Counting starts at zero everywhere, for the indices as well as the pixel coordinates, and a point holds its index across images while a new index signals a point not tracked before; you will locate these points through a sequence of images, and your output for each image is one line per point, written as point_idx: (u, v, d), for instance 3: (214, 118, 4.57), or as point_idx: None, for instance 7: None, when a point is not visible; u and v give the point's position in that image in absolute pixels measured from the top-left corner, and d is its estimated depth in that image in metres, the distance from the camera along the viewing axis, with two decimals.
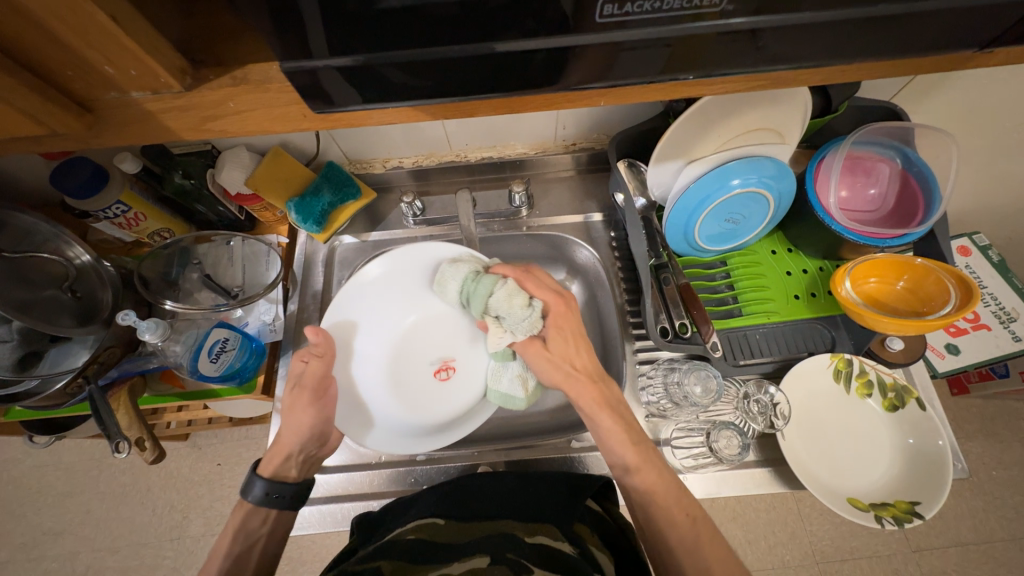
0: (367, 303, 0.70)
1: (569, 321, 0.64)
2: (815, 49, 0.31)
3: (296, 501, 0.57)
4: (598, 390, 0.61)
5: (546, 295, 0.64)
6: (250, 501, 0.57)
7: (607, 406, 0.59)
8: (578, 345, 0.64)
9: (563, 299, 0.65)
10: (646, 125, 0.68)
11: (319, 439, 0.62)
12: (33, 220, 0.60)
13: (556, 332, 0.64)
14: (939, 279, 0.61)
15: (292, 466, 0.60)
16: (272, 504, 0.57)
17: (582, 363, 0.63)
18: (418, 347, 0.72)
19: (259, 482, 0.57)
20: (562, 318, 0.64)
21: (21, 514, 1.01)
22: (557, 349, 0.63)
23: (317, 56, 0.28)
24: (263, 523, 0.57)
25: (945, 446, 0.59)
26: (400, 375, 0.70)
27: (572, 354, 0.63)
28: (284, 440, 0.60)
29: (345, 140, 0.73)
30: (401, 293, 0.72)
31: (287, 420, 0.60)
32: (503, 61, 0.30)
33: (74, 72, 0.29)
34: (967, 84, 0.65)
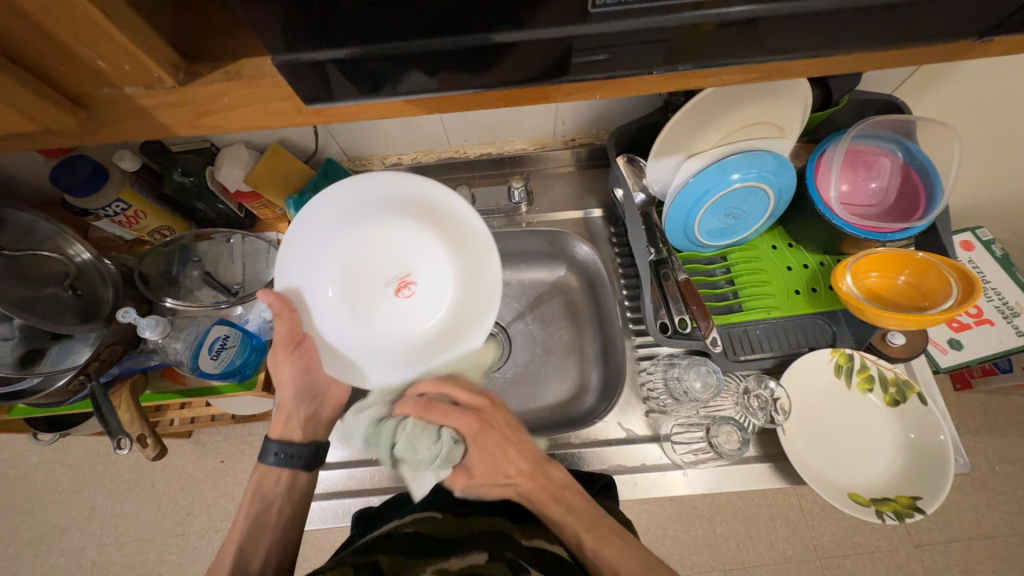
0: (302, 246, 0.61)
1: (495, 430, 0.59)
2: (814, 40, 0.31)
3: (308, 462, 0.61)
4: (541, 488, 0.55)
5: (456, 420, 0.57)
6: (265, 463, 0.61)
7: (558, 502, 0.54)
8: (506, 459, 0.57)
9: (480, 416, 0.59)
10: (646, 120, 0.67)
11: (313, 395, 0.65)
12: (32, 218, 0.61)
13: (483, 438, 0.57)
14: (941, 274, 0.60)
15: (298, 425, 0.63)
16: (289, 466, 0.60)
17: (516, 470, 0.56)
18: (371, 276, 0.64)
19: (272, 444, 0.61)
20: (483, 438, 0.57)
21: (27, 510, 1.02)
22: (483, 472, 0.56)
23: (312, 49, 0.28)
24: (277, 483, 0.60)
25: (946, 441, 0.59)
26: (367, 309, 0.63)
27: (502, 465, 0.57)
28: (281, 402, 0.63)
29: (344, 137, 0.73)
30: (334, 224, 0.62)
31: (278, 384, 0.63)
32: (498, 53, 0.30)
33: (66, 68, 0.29)
34: (969, 76, 0.65)
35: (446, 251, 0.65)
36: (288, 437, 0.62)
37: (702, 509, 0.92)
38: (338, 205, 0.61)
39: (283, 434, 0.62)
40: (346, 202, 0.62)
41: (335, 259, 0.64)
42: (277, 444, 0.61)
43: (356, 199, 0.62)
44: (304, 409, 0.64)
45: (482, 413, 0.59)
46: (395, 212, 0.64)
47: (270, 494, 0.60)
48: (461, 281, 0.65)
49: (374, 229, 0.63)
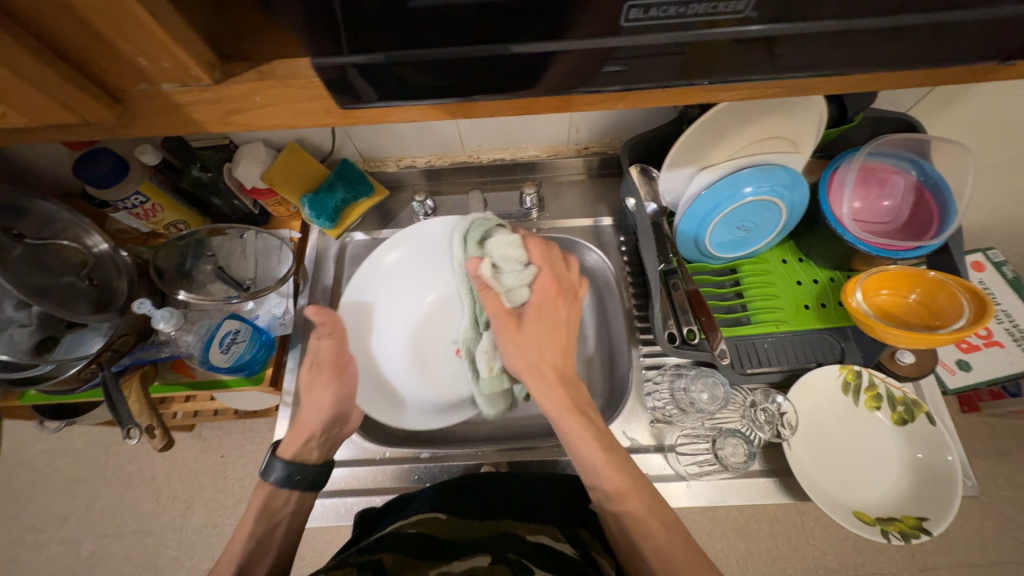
0: (392, 287, 0.74)
1: (572, 312, 0.61)
2: (837, 58, 0.31)
3: (316, 484, 0.59)
4: (566, 393, 0.56)
5: (569, 274, 0.62)
6: (270, 481, 0.58)
7: (577, 414, 0.55)
8: (562, 341, 0.59)
9: (573, 294, 0.61)
10: (660, 131, 0.68)
11: (339, 419, 0.62)
12: (54, 208, 0.62)
13: (564, 309, 0.60)
14: (953, 294, 0.60)
15: (314, 447, 0.61)
16: (293, 486, 0.58)
17: (567, 362, 0.59)
18: (433, 326, 0.73)
19: (280, 464, 0.58)
20: (554, 308, 0.60)
21: (28, 498, 1.02)
22: (536, 334, 0.58)
23: (338, 53, 0.29)
24: (287, 502, 0.59)
25: (955, 462, 0.58)
26: (424, 352, 0.72)
27: (562, 349, 0.59)
28: (306, 422, 0.60)
29: (360, 138, 0.74)
30: (423, 278, 0.74)
31: (309, 402, 0.60)
32: (521, 63, 0.31)
33: (107, 63, 0.30)
34: (983, 98, 0.65)
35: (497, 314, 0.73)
36: (301, 458, 0.60)
37: (703, 523, 0.91)
38: (430, 261, 0.74)
39: (296, 455, 0.59)
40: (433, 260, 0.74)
41: (411, 305, 0.74)
42: (288, 465, 0.58)
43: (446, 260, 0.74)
44: (326, 432, 0.61)
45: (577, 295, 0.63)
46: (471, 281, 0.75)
47: (277, 514, 0.58)
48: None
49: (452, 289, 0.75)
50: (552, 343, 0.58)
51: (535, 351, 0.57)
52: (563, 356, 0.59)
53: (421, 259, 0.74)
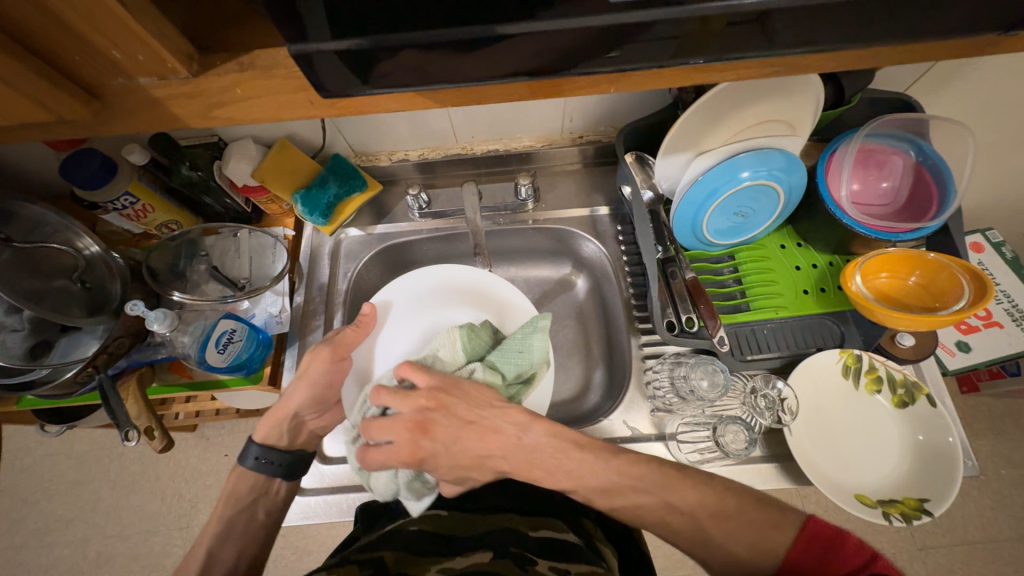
0: (405, 309, 0.70)
1: (445, 423, 0.50)
2: (834, 28, 0.30)
3: (286, 469, 0.59)
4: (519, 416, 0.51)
5: (405, 403, 0.50)
6: (245, 467, 0.59)
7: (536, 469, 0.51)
8: (471, 444, 0.50)
9: (423, 419, 0.49)
10: (654, 118, 0.67)
11: (319, 407, 0.62)
12: (42, 211, 0.61)
13: (431, 438, 0.49)
14: (953, 275, 0.60)
15: (285, 432, 0.61)
16: (266, 471, 0.59)
17: (497, 447, 0.51)
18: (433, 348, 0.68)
19: (255, 448, 0.60)
20: (429, 460, 0.49)
21: (33, 501, 1.03)
22: (454, 473, 0.50)
23: (319, 39, 0.28)
24: (252, 489, 0.59)
25: (955, 443, 0.58)
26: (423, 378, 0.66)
27: (483, 449, 0.50)
28: (287, 405, 0.60)
29: (351, 132, 0.73)
30: (418, 309, 0.70)
31: (299, 381, 0.60)
32: (508, 44, 0.30)
33: (81, 57, 0.29)
34: (982, 75, 0.64)
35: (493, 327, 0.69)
36: (271, 441, 0.60)
37: None
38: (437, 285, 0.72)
39: (268, 439, 0.60)
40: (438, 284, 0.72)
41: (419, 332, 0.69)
42: (261, 449, 0.59)
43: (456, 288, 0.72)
44: (303, 416, 0.61)
45: (428, 392, 0.50)
46: (462, 304, 0.71)
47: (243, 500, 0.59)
48: (492, 303, 0.71)
49: (456, 314, 0.71)
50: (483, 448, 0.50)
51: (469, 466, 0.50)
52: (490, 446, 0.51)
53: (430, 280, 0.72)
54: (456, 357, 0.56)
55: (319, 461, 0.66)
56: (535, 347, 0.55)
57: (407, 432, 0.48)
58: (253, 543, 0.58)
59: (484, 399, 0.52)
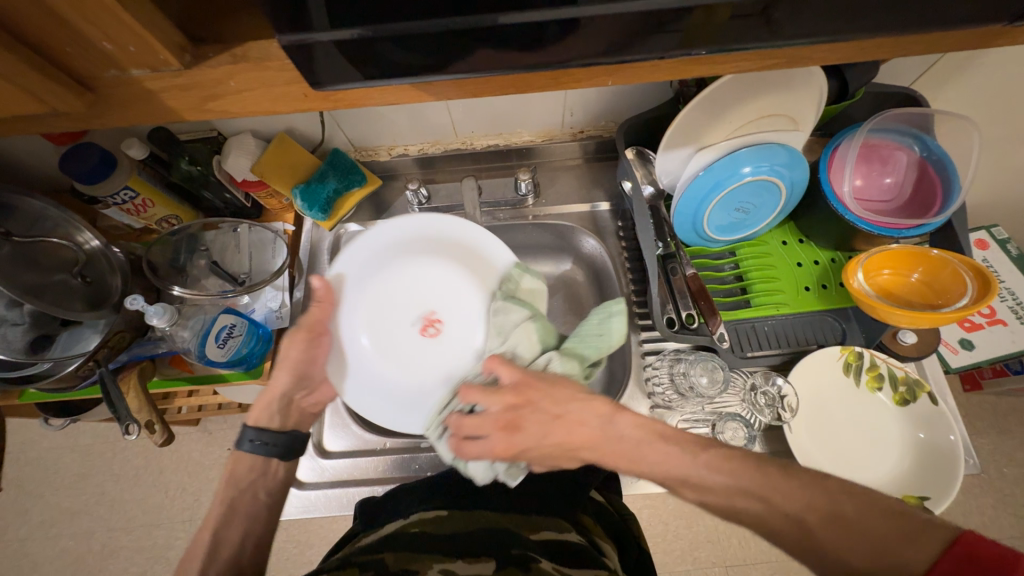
0: (363, 265, 0.66)
1: (534, 415, 0.53)
2: (836, 21, 0.30)
3: (286, 449, 0.59)
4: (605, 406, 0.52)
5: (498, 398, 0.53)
6: (240, 451, 0.58)
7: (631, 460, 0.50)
8: (561, 434, 0.52)
9: (513, 416, 0.52)
10: (654, 112, 0.67)
11: (302, 384, 0.62)
12: (42, 206, 0.61)
13: (523, 428, 0.52)
14: (956, 272, 0.59)
15: (276, 411, 0.60)
16: (267, 453, 0.58)
17: (584, 440, 0.52)
18: (396, 301, 0.67)
19: (249, 432, 0.58)
20: (522, 453, 0.52)
21: (37, 494, 1.04)
22: (546, 455, 0.53)
23: (318, 28, 0.28)
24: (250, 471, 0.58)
25: (957, 441, 0.58)
26: (389, 334, 0.66)
27: (569, 440, 0.52)
28: (276, 384, 0.60)
29: (350, 127, 0.73)
30: (378, 263, 0.67)
31: (281, 364, 0.60)
32: (507, 35, 0.29)
33: (72, 48, 0.29)
34: (989, 69, 0.63)
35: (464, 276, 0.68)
36: (264, 423, 0.60)
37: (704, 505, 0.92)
38: (396, 237, 0.68)
39: (261, 421, 0.60)
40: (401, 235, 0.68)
41: (379, 288, 0.67)
42: (255, 431, 0.58)
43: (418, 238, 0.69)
44: (291, 396, 0.61)
45: (515, 388, 0.54)
46: (425, 253, 0.69)
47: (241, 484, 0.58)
48: (453, 248, 0.69)
49: (417, 265, 0.68)
50: (571, 435, 0.52)
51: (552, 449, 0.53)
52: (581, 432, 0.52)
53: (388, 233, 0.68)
54: (531, 346, 0.59)
55: (318, 455, 0.67)
56: (614, 328, 0.57)
57: (499, 429, 0.52)
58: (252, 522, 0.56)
59: (568, 392, 0.54)
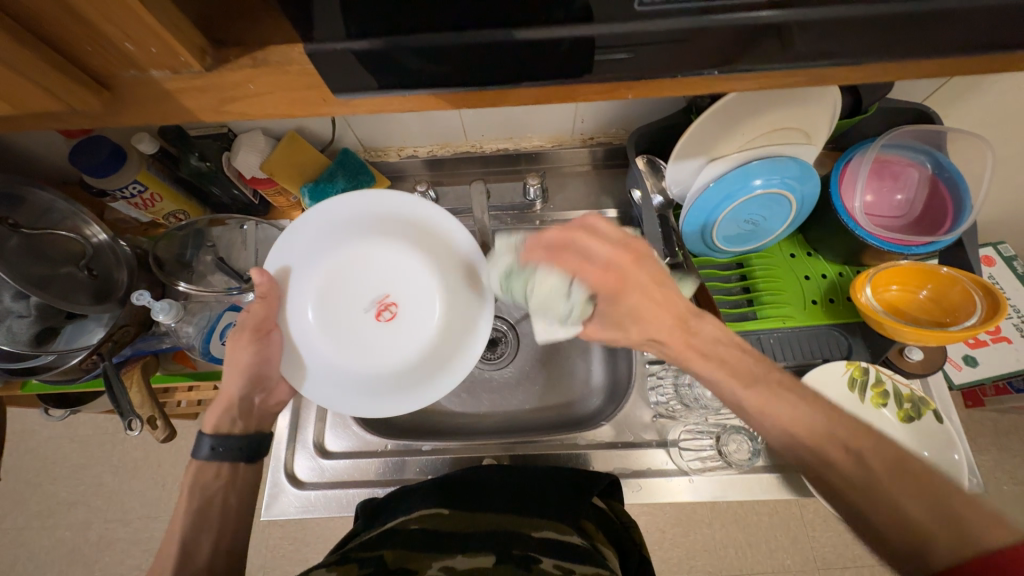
0: (305, 252, 0.63)
1: (636, 275, 0.50)
2: (853, 45, 0.30)
3: (247, 452, 0.57)
4: (686, 319, 0.50)
5: (604, 249, 0.51)
6: (200, 459, 0.56)
7: (705, 355, 0.49)
8: (652, 306, 0.50)
9: (623, 266, 0.50)
10: (667, 121, 0.66)
11: (257, 385, 0.60)
12: (51, 198, 0.61)
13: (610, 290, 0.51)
14: (966, 290, 0.59)
15: (235, 416, 0.59)
16: (224, 458, 0.56)
17: (665, 328, 0.50)
18: (343, 287, 0.65)
19: (206, 439, 0.57)
20: (617, 298, 0.51)
21: (35, 484, 1.04)
22: (624, 320, 0.51)
23: (342, 39, 0.28)
24: (217, 476, 0.56)
25: (961, 461, 0.58)
26: (339, 321, 0.64)
27: (653, 324, 0.50)
28: (225, 388, 0.58)
29: (361, 128, 0.73)
30: (321, 249, 0.64)
31: (228, 368, 0.58)
32: (528, 50, 0.30)
33: (94, 48, 0.29)
34: (1002, 89, 0.63)
35: (411, 253, 0.65)
36: (221, 430, 0.58)
37: (703, 514, 0.92)
38: (335, 219, 0.63)
39: (219, 428, 0.58)
40: (343, 216, 0.64)
41: (326, 275, 0.64)
42: (214, 438, 0.57)
43: (359, 219, 0.64)
44: (246, 399, 0.60)
45: (625, 245, 0.51)
46: (369, 232, 0.65)
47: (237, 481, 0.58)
48: (394, 224, 0.65)
49: (361, 248, 0.65)
50: (663, 310, 0.50)
51: (627, 322, 0.51)
52: (670, 314, 0.50)
53: (326, 216, 0.63)
54: None
55: (319, 455, 0.67)
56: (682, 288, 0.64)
57: (606, 266, 0.50)
58: (229, 522, 0.55)
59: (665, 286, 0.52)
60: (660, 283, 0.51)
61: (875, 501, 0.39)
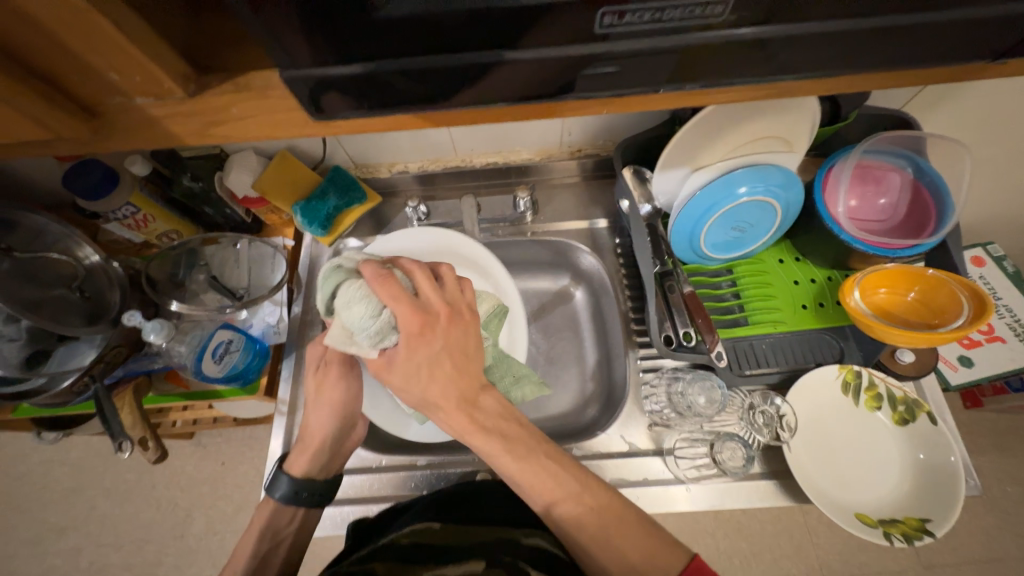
0: None
1: (430, 345, 0.45)
2: (823, 59, 0.31)
3: (324, 496, 0.58)
4: (464, 415, 0.47)
5: (399, 310, 0.44)
6: (274, 500, 0.58)
7: (479, 429, 0.47)
8: (444, 375, 0.46)
9: (430, 321, 0.45)
10: (651, 133, 0.68)
11: (347, 424, 0.61)
12: (44, 221, 0.61)
13: (403, 360, 0.46)
14: (952, 291, 0.59)
15: (321, 461, 0.60)
16: (300, 503, 0.57)
17: (459, 392, 0.47)
18: None
19: (284, 480, 0.58)
20: (414, 348, 0.45)
21: (27, 509, 1.02)
22: (407, 378, 0.46)
23: (324, 64, 0.29)
24: (291, 520, 0.58)
25: (958, 462, 0.57)
26: None
27: (431, 396, 0.47)
28: (313, 433, 0.59)
29: (352, 145, 0.74)
30: None
31: (318, 409, 0.59)
32: (509, 70, 0.30)
33: (80, 77, 0.30)
34: (979, 94, 0.64)
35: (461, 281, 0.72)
36: (310, 474, 0.59)
37: (705, 523, 0.91)
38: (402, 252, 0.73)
39: (301, 471, 0.59)
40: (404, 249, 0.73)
41: None
42: (294, 483, 0.57)
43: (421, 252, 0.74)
44: (335, 441, 0.60)
45: (423, 310, 0.45)
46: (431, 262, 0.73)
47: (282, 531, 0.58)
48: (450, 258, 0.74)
49: None
50: (449, 378, 0.47)
51: (416, 387, 0.46)
52: (457, 385, 0.47)
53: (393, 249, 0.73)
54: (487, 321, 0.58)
55: None
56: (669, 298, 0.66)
57: (418, 313, 0.45)
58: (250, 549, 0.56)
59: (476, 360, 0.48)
60: (460, 356, 0.47)
61: (605, 549, 0.44)
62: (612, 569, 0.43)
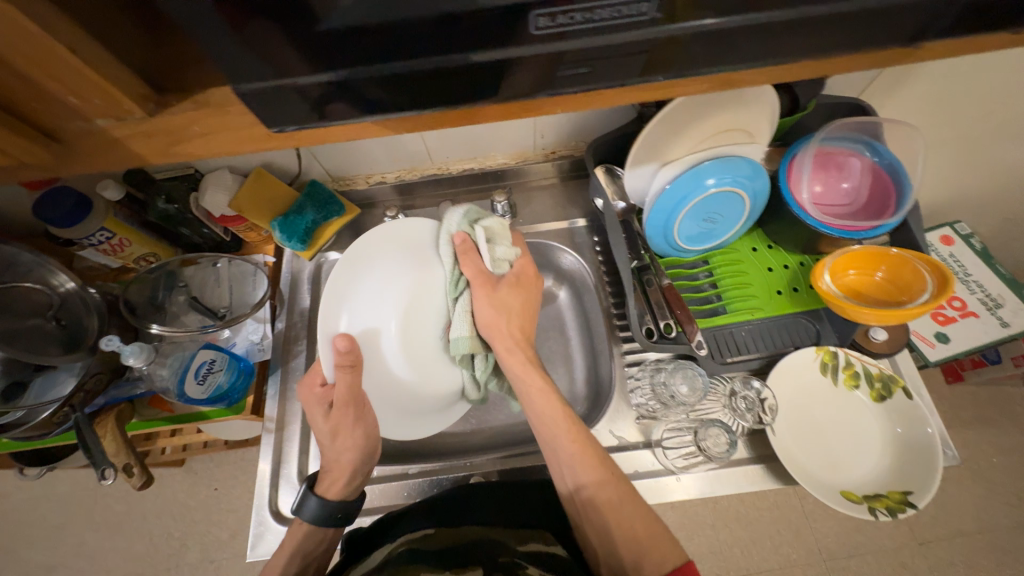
0: (389, 277, 0.63)
1: (530, 288, 0.66)
2: (769, 51, 0.33)
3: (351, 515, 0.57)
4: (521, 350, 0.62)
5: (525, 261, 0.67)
6: (302, 521, 0.57)
7: (536, 368, 0.61)
8: (521, 315, 0.63)
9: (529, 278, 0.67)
10: (620, 131, 0.69)
11: (369, 455, 0.59)
12: (14, 250, 0.60)
13: (507, 289, 0.63)
14: (916, 268, 0.62)
15: (353, 486, 0.59)
16: (333, 524, 0.57)
17: (524, 328, 0.63)
18: (419, 310, 0.64)
19: (314, 503, 0.56)
20: (520, 286, 0.65)
21: (12, 550, 0.99)
22: (499, 304, 0.62)
23: (286, 75, 0.29)
24: (320, 542, 0.58)
25: (934, 434, 0.59)
26: (411, 343, 0.63)
27: (507, 330, 0.62)
28: (342, 464, 0.58)
29: (327, 158, 0.74)
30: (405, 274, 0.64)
31: (338, 445, 0.57)
32: (470, 73, 0.31)
33: (38, 103, 0.30)
34: (931, 78, 0.67)
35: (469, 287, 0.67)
36: (342, 498, 0.58)
37: (703, 515, 0.91)
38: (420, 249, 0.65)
39: (326, 496, 0.57)
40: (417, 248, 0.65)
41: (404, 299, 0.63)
42: (323, 505, 0.56)
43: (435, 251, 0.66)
44: (361, 466, 0.59)
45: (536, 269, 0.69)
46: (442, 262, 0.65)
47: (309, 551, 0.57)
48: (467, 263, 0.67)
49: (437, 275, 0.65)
50: (521, 315, 0.63)
51: (500, 315, 0.61)
52: (523, 322, 0.63)
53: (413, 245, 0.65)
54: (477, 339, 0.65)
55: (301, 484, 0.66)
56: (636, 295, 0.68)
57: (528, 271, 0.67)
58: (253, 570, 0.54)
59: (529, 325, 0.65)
60: (529, 306, 0.65)
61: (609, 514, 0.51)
62: (614, 525, 0.50)
